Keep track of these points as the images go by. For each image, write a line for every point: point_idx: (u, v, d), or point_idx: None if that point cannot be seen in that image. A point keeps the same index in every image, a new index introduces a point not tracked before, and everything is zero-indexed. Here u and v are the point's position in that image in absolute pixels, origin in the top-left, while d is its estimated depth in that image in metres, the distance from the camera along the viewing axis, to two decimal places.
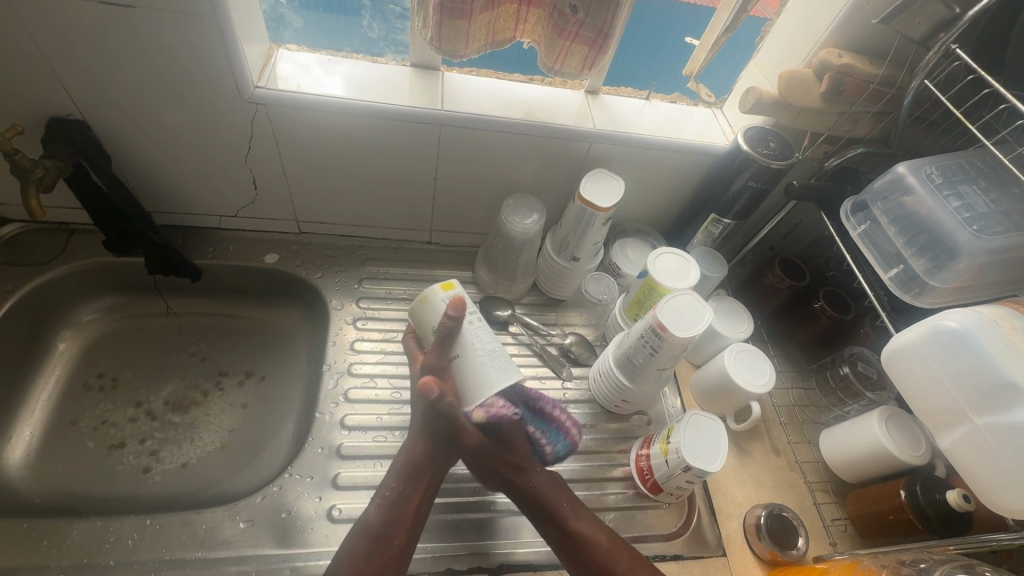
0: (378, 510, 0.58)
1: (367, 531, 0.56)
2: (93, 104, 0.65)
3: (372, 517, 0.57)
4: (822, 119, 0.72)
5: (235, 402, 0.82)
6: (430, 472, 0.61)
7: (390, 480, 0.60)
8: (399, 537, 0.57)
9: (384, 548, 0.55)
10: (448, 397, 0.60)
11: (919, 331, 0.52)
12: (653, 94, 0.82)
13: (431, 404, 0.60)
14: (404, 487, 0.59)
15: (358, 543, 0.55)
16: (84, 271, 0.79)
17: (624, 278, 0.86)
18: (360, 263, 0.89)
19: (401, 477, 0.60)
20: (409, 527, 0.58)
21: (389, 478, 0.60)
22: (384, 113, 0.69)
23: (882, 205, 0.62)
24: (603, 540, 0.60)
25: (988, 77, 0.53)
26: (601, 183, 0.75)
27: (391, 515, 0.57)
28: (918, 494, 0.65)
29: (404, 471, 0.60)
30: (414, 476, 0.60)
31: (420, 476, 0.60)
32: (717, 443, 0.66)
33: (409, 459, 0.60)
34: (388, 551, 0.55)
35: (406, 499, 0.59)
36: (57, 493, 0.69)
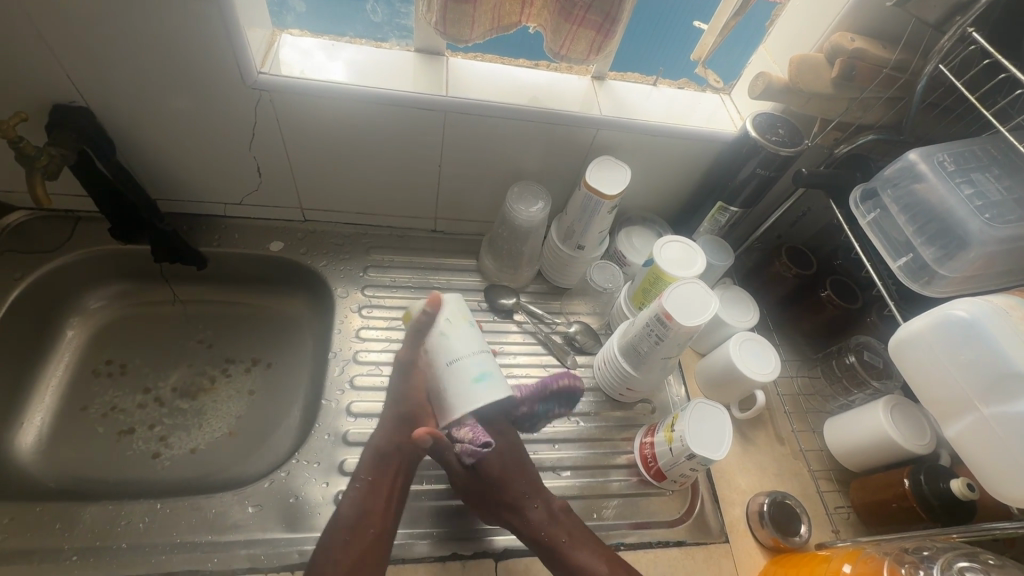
0: (352, 502, 0.60)
1: (342, 523, 0.58)
2: (94, 90, 0.64)
3: (345, 509, 0.59)
4: (832, 105, 0.70)
5: (242, 389, 0.82)
6: (398, 460, 0.62)
7: (360, 472, 0.62)
8: (372, 525, 0.58)
9: (359, 535, 0.58)
10: (415, 389, 0.65)
11: (927, 321, 0.52)
12: (660, 80, 0.81)
13: (402, 398, 0.65)
14: (374, 477, 0.61)
15: (334, 536, 0.57)
16: (91, 259, 0.80)
17: (629, 267, 0.85)
18: (365, 251, 0.89)
19: (371, 468, 0.62)
20: (382, 514, 0.59)
21: (361, 469, 0.62)
22: (387, 99, 0.68)
23: (893, 193, 0.62)
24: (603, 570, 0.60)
25: (1005, 60, 0.51)
26: (607, 170, 0.74)
27: (364, 505, 0.59)
28: (923, 482, 0.65)
29: (373, 463, 0.62)
30: (382, 464, 0.62)
31: (387, 463, 0.62)
32: (722, 431, 0.66)
33: (377, 450, 0.63)
34: (362, 538, 0.57)
35: (377, 487, 0.61)
36: (68, 478, 0.70)
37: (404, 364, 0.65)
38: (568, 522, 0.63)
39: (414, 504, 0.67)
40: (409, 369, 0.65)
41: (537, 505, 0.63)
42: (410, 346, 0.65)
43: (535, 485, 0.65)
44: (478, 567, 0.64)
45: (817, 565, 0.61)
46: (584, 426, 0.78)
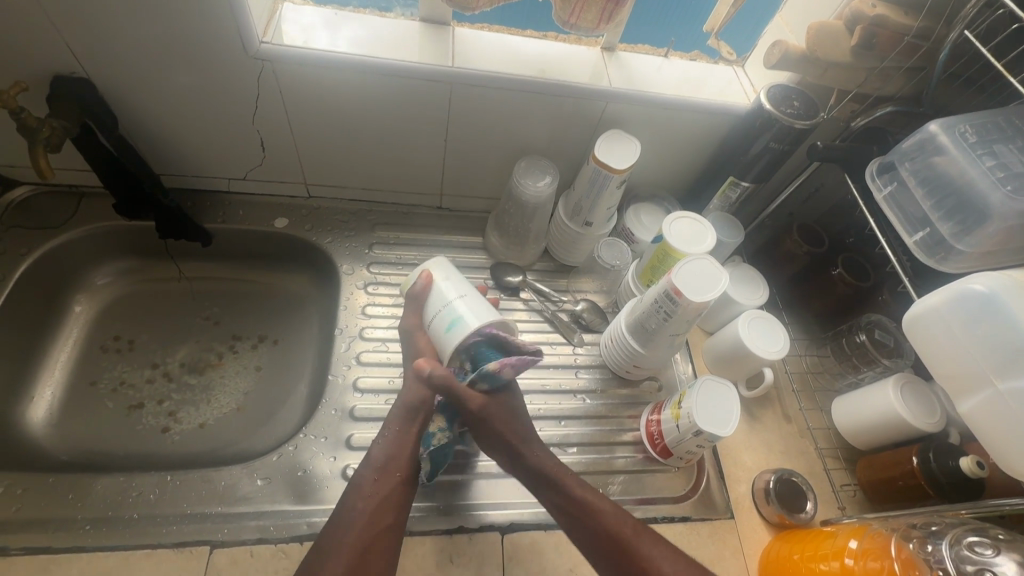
0: (383, 445, 0.62)
1: (372, 465, 0.60)
2: (95, 60, 0.63)
3: (376, 451, 0.61)
4: (850, 75, 0.68)
5: (249, 364, 0.83)
6: (426, 411, 0.64)
7: (391, 420, 0.64)
8: (400, 468, 0.60)
9: (387, 476, 0.60)
10: (427, 349, 0.67)
11: (945, 296, 0.51)
12: (671, 52, 0.79)
13: (412, 360, 0.67)
14: (404, 425, 0.63)
15: (365, 474, 0.60)
16: (96, 235, 0.79)
17: (637, 244, 0.84)
18: (370, 228, 0.88)
19: (402, 417, 0.63)
20: (410, 458, 0.62)
21: (391, 418, 0.64)
22: (392, 69, 0.67)
23: (910, 166, 0.60)
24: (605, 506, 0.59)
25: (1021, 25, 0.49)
26: (616, 144, 0.73)
27: (394, 449, 0.62)
28: (931, 460, 0.65)
29: (403, 413, 0.63)
30: (411, 415, 0.63)
31: (416, 415, 0.63)
32: (729, 408, 0.66)
33: (407, 401, 0.64)
34: (390, 480, 0.59)
35: (406, 433, 0.63)
36: (79, 450, 0.71)
37: (408, 329, 0.68)
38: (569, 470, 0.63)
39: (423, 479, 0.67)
40: (414, 332, 0.68)
41: (534, 449, 0.63)
42: (410, 313, 0.68)
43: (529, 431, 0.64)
44: (485, 540, 0.64)
45: (823, 540, 0.61)
46: (590, 403, 0.78)
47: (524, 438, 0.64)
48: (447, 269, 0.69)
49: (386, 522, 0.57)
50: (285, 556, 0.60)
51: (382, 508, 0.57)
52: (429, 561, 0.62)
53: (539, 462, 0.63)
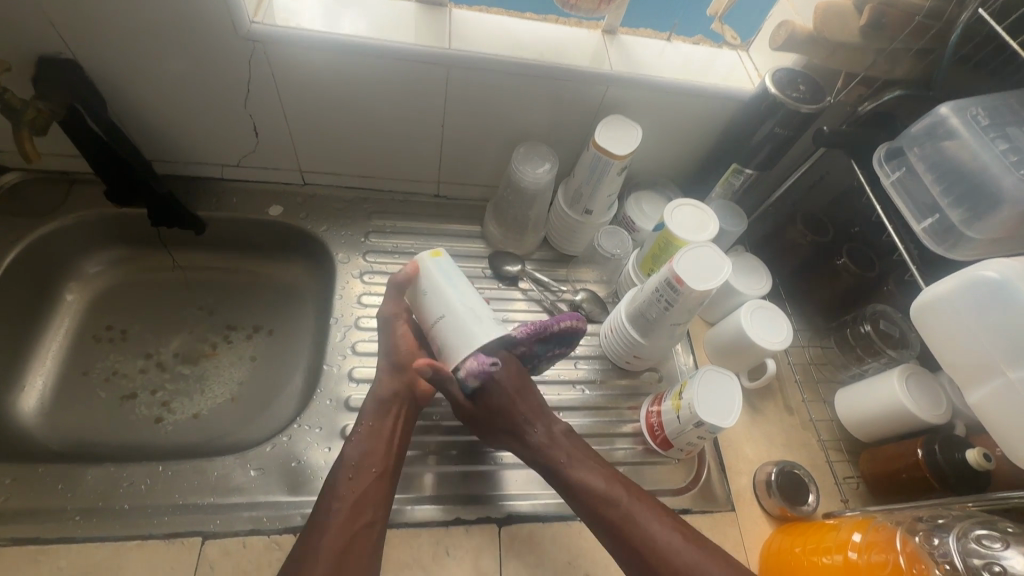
0: (356, 443, 0.61)
1: (346, 463, 0.59)
2: (82, 40, 0.61)
3: (348, 450, 0.60)
4: (857, 57, 0.67)
5: (243, 355, 0.81)
6: (397, 405, 0.64)
7: (363, 416, 0.63)
8: (375, 465, 0.60)
9: (363, 473, 0.59)
10: (404, 339, 0.67)
11: (955, 283, 0.49)
12: (674, 36, 0.77)
13: (388, 349, 0.67)
14: (375, 421, 0.62)
15: (339, 475, 0.58)
16: (87, 222, 0.78)
17: (638, 233, 0.82)
18: (366, 216, 0.86)
19: (372, 413, 0.63)
20: (386, 453, 0.61)
21: (362, 415, 0.63)
22: (387, 51, 0.65)
23: (919, 151, 0.58)
24: (599, 485, 0.59)
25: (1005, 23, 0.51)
26: (617, 129, 0.71)
27: (366, 446, 0.60)
28: (937, 452, 0.63)
29: (374, 408, 0.63)
30: (382, 410, 0.63)
31: (386, 409, 0.63)
32: (731, 399, 0.64)
33: (377, 396, 0.64)
34: (366, 477, 0.58)
35: (378, 430, 0.62)
36: (71, 441, 0.70)
37: (387, 317, 0.67)
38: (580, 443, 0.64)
39: (419, 471, 0.66)
40: (394, 321, 0.67)
41: (539, 426, 0.63)
42: (390, 300, 0.67)
43: (538, 408, 0.64)
44: (482, 532, 0.63)
45: (825, 533, 0.59)
46: (589, 394, 0.77)
47: (530, 415, 0.63)
48: (448, 266, 0.64)
49: (364, 521, 0.56)
50: (279, 547, 0.59)
51: (358, 507, 0.56)
52: (425, 553, 0.61)
53: (542, 440, 0.62)
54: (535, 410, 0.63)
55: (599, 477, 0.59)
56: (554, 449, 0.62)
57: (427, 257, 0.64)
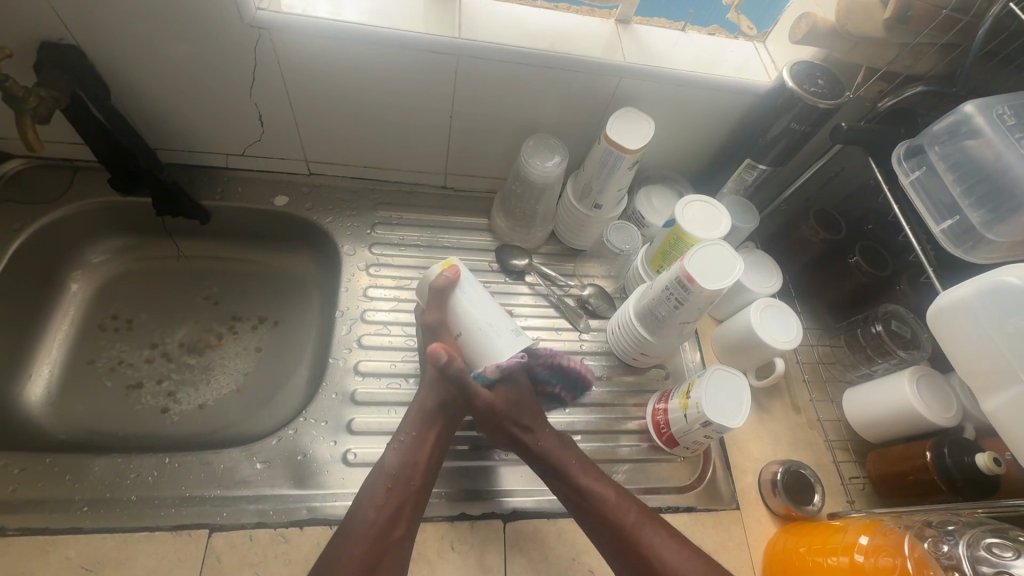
0: (398, 452, 0.60)
1: (386, 472, 0.59)
2: (85, 26, 0.60)
3: (391, 458, 0.59)
4: (879, 52, 0.65)
5: (249, 346, 0.81)
6: (442, 419, 0.63)
7: (406, 425, 0.62)
8: (415, 478, 0.59)
9: (403, 484, 0.58)
10: (453, 349, 0.64)
11: (975, 288, 0.48)
12: (688, 26, 0.75)
13: (437, 358, 0.63)
14: (420, 433, 0.61)
15: (378, 483, 0.58)
16: (91, 210, 0.77)
17: (648, 228, 0.81)
18: (372, 207, 0.85)
19: (417, 423, 0.62)
20: (425, 467, 0.60)
21: (405, 423, 0.62)
22: (395, 41, 0.63)
23: (940, 149, 0.57)
24: (611, 496, 0.59)
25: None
26: (629, 122, 0.69)
27: (409, 457, 0.60)
28: (946, 456, 0.63)
29: (421, 419, 0.62)
30: (428, 421, 0.62)
31: (433, 421, 0.62)
32: (740, 399, 0.64)
33: (423, 407, 0.63)
34: (405, 489, 0.58)
35: (422, 443, 0.61)
36: (77, 430, 0.70)
37: (433, 326, 0.63)
38: (574, 449, 0.64)
39: None
40: (440, 330, 0.63)
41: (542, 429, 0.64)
42: (435, 308, 0.63)
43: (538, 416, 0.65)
44: (486, 527, 0.63)
45: (832, 534, 0.59)
46: (595, 390, 0.76)
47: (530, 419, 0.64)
48: (466, 277, 0.65)
49: (396, 534, 0.55)
50: (285, 540, 0.59)
51: (395, 518, 0.56)
52: (430, 548, 0.61)
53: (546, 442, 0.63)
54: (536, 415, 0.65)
55: (608, 485, 0.60)
56: (562, 452, 0.63)
57: (455, 261, 0.65)
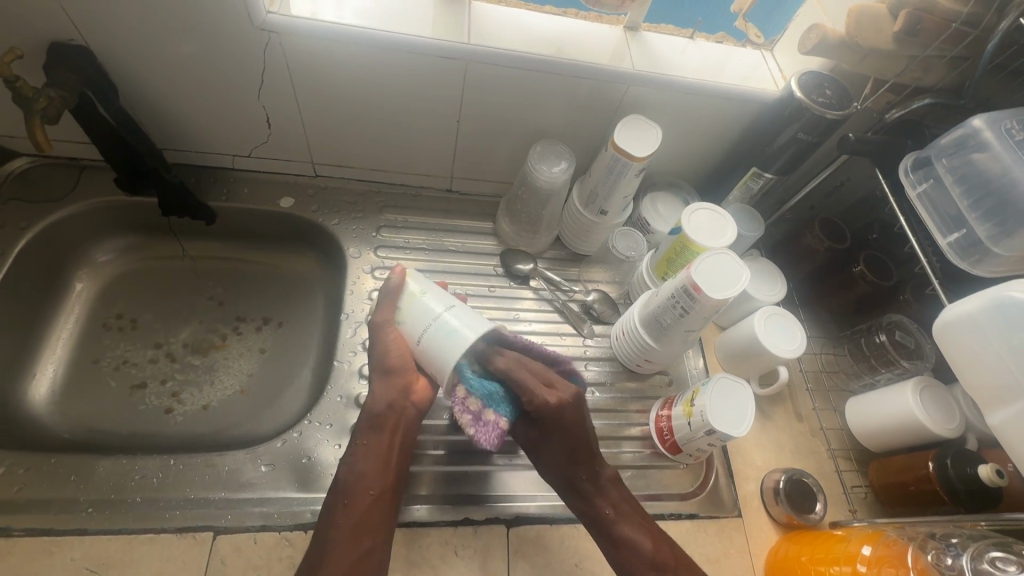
0: (350, 465, 0.59)
1: (342, 486, 0.58)
2: (94, 27, 0.60)
3: (344, 474, 0.59)
4: (888, 63, 0.65)
5: (252, 347, 0.81)
6: (391, 420, 0.61)
7: (357, 435, 0.61)
8: (371, 487, 0.58)
9: (359, 499, 0.57)
10: (397, 346, 0.61)
11: (980, 302, 0.49)
12: (697, 34, 0.75)
13: (383, 359, 0.61)
14: (368, 439, 0.60)
15: (336, 500, 0.57)
16: (98, 210, 0.77)
17: (653, 235, 0.82)
18: (378, 210, 0.85)
19: (364, 430, 0.60)
20: (380, 474, 0.59)
21: (356, 432, 0.61)
22: (403, 46, 0.64)
23: (947, 162, 0.57)
24: (647, 545, 0.59)
25: None
26: (636, 130, 0.69)
27: (361, 468, 0.58)
28: (949, 467, 0.63)
29: (367, 426, 0.61)
30: (376, 428, 0.60)
31: (381, 426, 0.60)
32: (743, 409, 0.64)
33: (369, 411, 0.61)
34: (362, 501, 0.57)
35: (373, 449, 0.59)
36: (82, 430, 0.70)
37: (379, 326, 0.61)
38: (619, 489, 0.62)
39: (429, 470, 0.67)
40: (385, 331, 0.61)
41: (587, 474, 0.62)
42: (383, 308, 0.61)
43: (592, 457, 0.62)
44: (490, 532, 0.63)
45: (834, 543, 0.60)
46: (599, 396, 0.77)
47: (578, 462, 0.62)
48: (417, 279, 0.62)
49: (363, 549, 0.55)
50: (289, 543, 0.59)
51: (358, 533, 0.55)
52: (434, 553, 0.61)
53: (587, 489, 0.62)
54: (589, 458, 0.62)
55: (643, 533, 0.59)
56: (600, 497, 0.61)
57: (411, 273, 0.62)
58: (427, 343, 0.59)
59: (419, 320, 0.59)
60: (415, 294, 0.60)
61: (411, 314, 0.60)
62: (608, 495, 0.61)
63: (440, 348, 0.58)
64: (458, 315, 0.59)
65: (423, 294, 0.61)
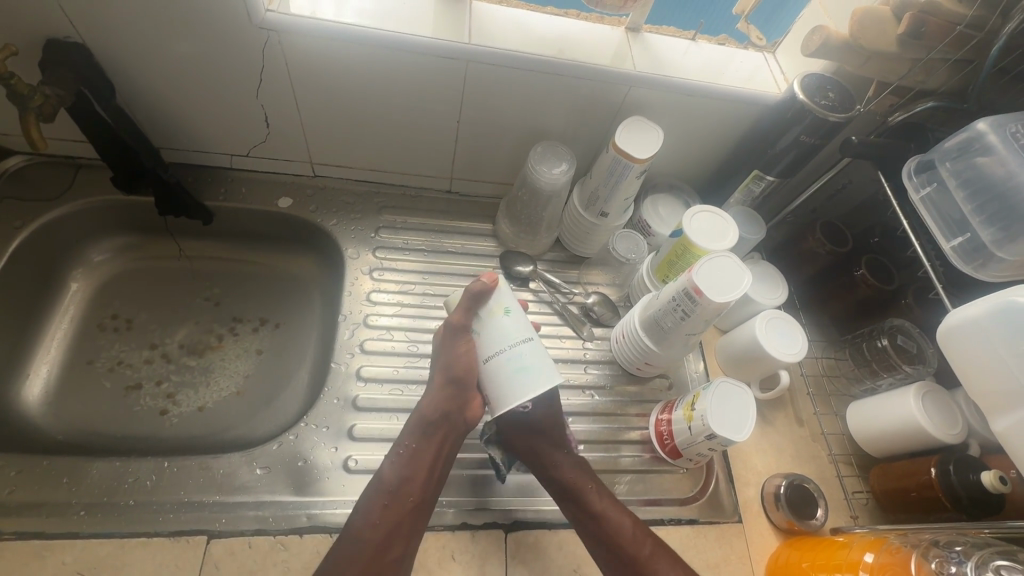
0: (395, 465, 0.59)
1: (382, 487, 0.57)
2: (92, 24, 0.59)
3: (388, 471, 0.58)
4: (891, 66, 0.65)
5: (249, 348, 0.80)
6: (442, 430, 0.61)
7: (406, 435, 0.61)
8: (413, 493, 0.57)
9: (398, 502, 0.56)
10: (465, 357, 0.62)
11: (986, 307, 0.48)
12: (699, 35, 0.74)
13: (450, 364, 0.62)
14: (419, 444, 0.60)
15: (375, 499, 0.56)
16: (94, 209, 0.76)
17: (654, 237, 0.81)
18: (377, 210, 0.85)
19: (415, 434, 0.60)
20: (424, 483, 0.58)
21: (405, 433, 0.61)
22: (403, 45, 0.63)
23: (951, 165, 0.57)
24: (625, 522, 0.60)
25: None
26: (638, 131, 0.69)
27: (406, 471, 0.58)
28: (951, 474, 0.62)
29: (419, 429, 0.61)
30: (427, 434, 0.61)
31: (433, 432, 0.61)
32: (744, 414, 0.63)
33: (424, 416, 0.61)
34: (403, 505, 0.56)
35: (420, 455, 0.59)
36: (77, 431, 0.69)
37: (455, 330, 0.62)
38: (591, 474, 0.64)
39: None
40: (459, 336, 0.62)
41: (564, 454, 0.65)
42: (465, 310, 0.62)
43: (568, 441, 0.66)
44: (488, 537, 0.62)
45: (836, 550, 0.59)
46: (598, 399, 0.76)
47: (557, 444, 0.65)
48: (504, 293, 0.63)
49: (390, 555, 0.54)
50: (284, 548, 0.58)
51: (390, 538, 0.55)
52: (431, 558, 0.60)
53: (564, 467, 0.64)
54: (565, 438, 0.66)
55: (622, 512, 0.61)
56: (578, 476, 0.63)
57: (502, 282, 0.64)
58: (492, 366, 0.61)
59: (494, 342, 0.61)
60: (498, 310, 0.62)
61: (486, 330, 0.62)
62: (586, 476, 0.63)
63: (506, 375, 0.59)
64: (532, 350, 0.60)
65: (505, 314, 0.62)
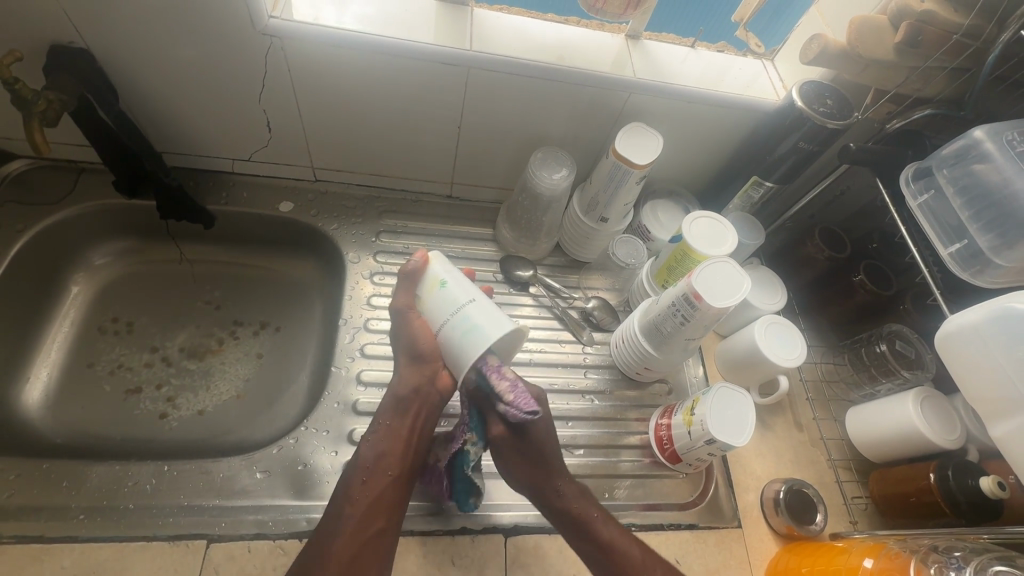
0: (372, 443, 0.60)
1: (361, 464, 0.59)
2: (95, 30, 0.60)
3: (364, 450, 0.60)
4: (888, 74, 0.65)
5: (250, 351, 0.81)
6: (416, 404, 0.62)
7: (381, 414, 0.62)
8: (390, 467, 0.59)
9: (376, 477, 0.58)
10: (421, 333, 0.61)
11: (984, 312, 0.48)
12: (698, 43, 0.75)
13: (408, 343, 0.62)
14: (393, 420, 0.61)
15: (354, 476, 0.58)
16: (95, 213, 0.77)
17: (653, 242, 0.81)
18: (378, 215, 0.85)
19: (390, 411, 0.62)
20: (402, 455, 0.60)
21: (380, 413, 0.62)
22: (405, 51, 0.64)
23: (948, 172, 0.57)
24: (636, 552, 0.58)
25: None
26: (637, 137, 0.69)
27: (382, 447, 0.60)
28: (950, 478, 0.62)
29: (393, 406, 0.62)
30: (401, 409, 0.62)
31: (406, 408, 0.62)
32: (743, 419, 0.63)
33: (396, 394, 0.62)
34: (382, 479, 0.58)
35: (395, 431, 0.61)
36: (77, 435, 0.69)
37: (401, 311, 0.62)
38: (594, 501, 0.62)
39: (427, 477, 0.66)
40: (407, 315, 0.62)
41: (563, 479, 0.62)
42: (406, 292, 0.63)
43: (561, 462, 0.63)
44: (487, 542, 0.62)
45: (835, 556, 0.59)
46: (598, 404, 0.76)
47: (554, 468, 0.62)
48: (439, 265, 0.62)
49: (376, 526, 0.56)
50: (283, 552, 0.58)
51: (371, 512, 0.56)
52: (431, 562, 0.60)
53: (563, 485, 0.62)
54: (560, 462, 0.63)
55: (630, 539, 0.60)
56: (581, 502, 0.61)
57: (434, 256, 0.62)
58: (445, 336, 0.59)
59: (439, 313, 0.59)
60: (437, 282, 0.61)
61: (432, 304, 0.60)
62: (590, 503, 0.61)
63: (457, 340, 0.57)
64: (474, 310, 0.57)
65: (443, 285, 0.60)
